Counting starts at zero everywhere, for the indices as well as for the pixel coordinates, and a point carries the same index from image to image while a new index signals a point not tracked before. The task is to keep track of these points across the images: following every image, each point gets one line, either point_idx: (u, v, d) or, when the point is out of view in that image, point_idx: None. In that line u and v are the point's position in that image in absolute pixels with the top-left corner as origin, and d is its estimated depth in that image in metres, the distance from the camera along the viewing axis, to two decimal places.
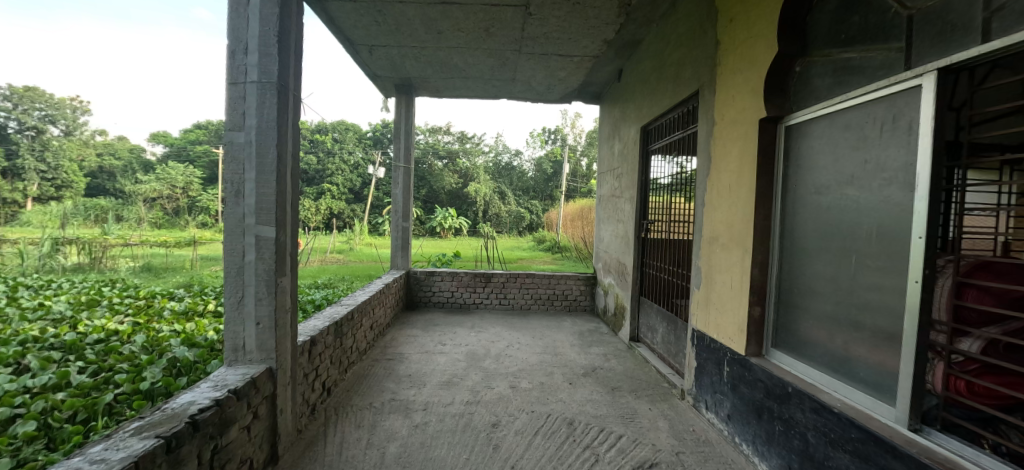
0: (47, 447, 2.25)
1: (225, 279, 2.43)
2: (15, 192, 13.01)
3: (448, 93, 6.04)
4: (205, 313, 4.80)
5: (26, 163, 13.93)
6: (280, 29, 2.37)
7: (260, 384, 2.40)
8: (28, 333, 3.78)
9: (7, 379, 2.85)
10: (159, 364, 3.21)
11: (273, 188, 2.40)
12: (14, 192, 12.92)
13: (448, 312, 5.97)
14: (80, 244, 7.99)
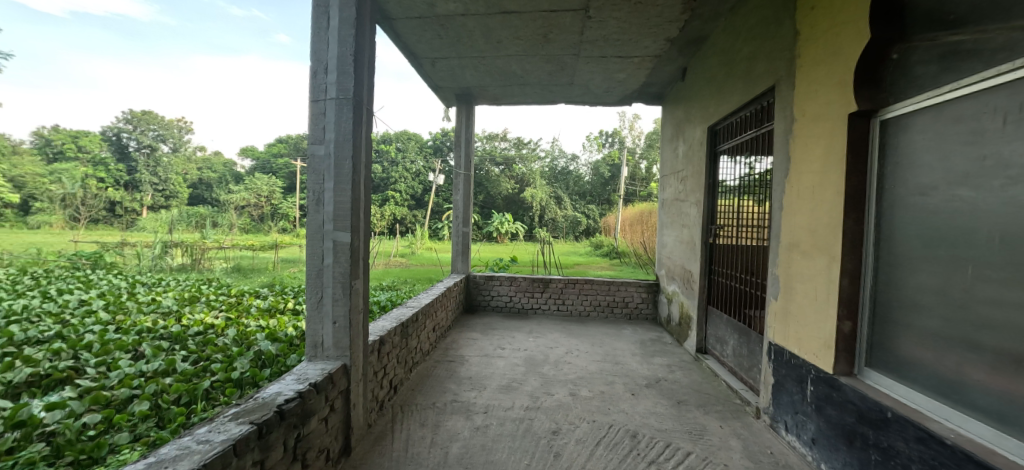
0: (158, 425, 2.52)
1: (307, 280, 2.59)
2: (133, 201, 14.88)
3: (507, 100, 6.10)
4: (286, 311, 5.18)
5: (141, 177, 15.85)
6: (357, 48, 2.51)
7: (336, 379, 2.54)
8: (143, 324, 4.28)
9: (126, 364, 3.25)
10: (247, 356, 3.51)
11: (349, 196, 2.53)
12: (131, 201, 14.72)
13: (506, 317, 6.00)
14: (184, 247, 8.96)
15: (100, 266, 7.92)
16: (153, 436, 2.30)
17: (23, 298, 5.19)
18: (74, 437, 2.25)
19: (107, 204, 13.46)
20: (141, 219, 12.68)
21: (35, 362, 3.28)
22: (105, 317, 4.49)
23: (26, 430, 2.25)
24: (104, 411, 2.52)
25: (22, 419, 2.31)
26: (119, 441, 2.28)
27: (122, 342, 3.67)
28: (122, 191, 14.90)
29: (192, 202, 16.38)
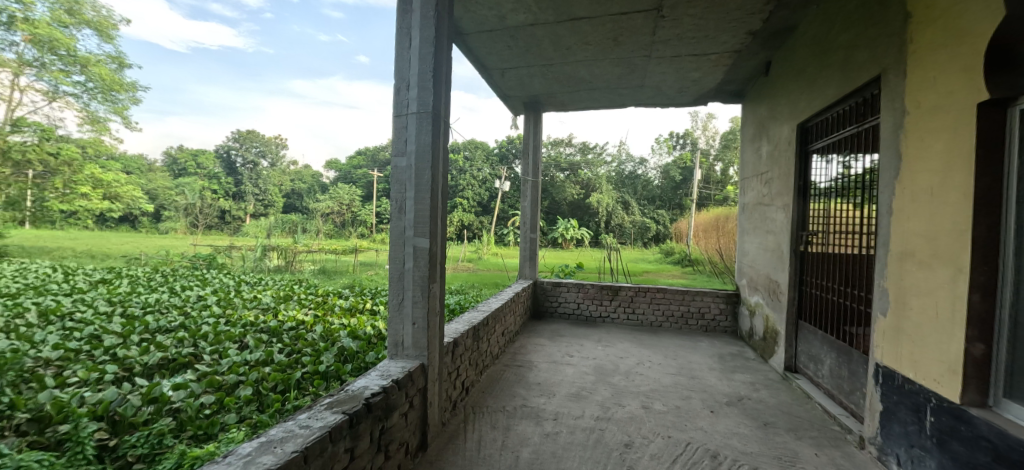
0: (258, 408, 2.93)
1: (389, 283, 2.71)
2: (239, 210, 16.64)
3: (575, 106, 6.03)
4: (366, 310, 5.49)
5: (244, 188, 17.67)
6: (436, 63, 2.60)
7: (415, 378, 2.63)
8: (247, 319, 4.77)
9: (234, 353, 3.77)
10: (332, 351, 3.81)
11: (428, 204, 2.62)
12: (236, 210, 16.47)
13: (574, 324, 5.90)
14: (279, 251, 9.86)
15: (212, 267, 8.94)
16: (255, 418, 2.70)
17: (155, 292, 6.01)
18: (193, 413, 2.70)
19: (217, 213, 15.18)
20: (243, 226, 14.13)
21: (163, 348, 3.83)
22: (217, 311, 5.06)
23: (158, 405, 2.74)
24: (216, 394, 2.99)
25: (155, 395, 2.83)
26: (227, 422, 2.68)
27: (231, 334, 4.20)
28: (229, 201, 16.71)
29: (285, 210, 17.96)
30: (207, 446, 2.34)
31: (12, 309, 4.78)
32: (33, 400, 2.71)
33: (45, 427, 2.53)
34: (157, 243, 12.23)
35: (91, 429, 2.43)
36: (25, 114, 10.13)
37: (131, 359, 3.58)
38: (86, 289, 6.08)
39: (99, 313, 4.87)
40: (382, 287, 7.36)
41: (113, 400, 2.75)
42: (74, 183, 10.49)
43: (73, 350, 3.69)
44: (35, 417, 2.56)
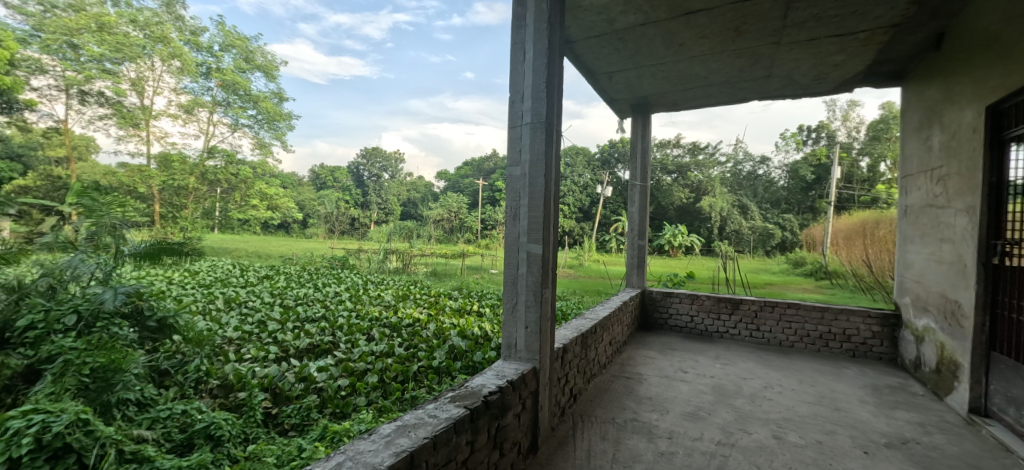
0: (383, 394, 3.50)
1: (503, 286, 2.73)
2: (367, 216, 18.43)
3: (687, 105, 5.62)
4: (474, 311, 5.67)
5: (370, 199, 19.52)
6: (550, 72, 2.56)
7: (528, 380, 2.60)
8: (373, 313, 5.28)
9: (362, 342, 4.32)
10: (445, 349, 4.11)
11: (541, 212, 2.58)
12: (363, 217, 18.26)
13: (687, 338, 5.47)
14: (398, 254, 10.72)
15: (344, 267, 9.99)
16: (380, 403, 3.29)
17: (303, 287, 6.91)
18: (332, 393, 3.42)
19: (348, 220, 17.01)
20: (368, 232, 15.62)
21: (310, 336, 4.51)
22: (350, 305, 5.65)
23: (306, 383, 3.55)
24: (349, 378, 3.67)
25: (305, 375, 3.65)
26: (358, 404, 3.31)
27: (361, 326, 4.72)
28: (357, 209, 18.57)
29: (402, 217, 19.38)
30: (345, 423, 2.98)
31: (206, 296, 5.90)
32: (221, 371, 3.75)
33: (230, 391, 3.57)
34: (303, 246, 14.05)
35: (259, 399, 3.29)
36: (216, 143, 12.42)
37: (287, 342, 4.38)
38: (254, 282, 7.21)
39: (264, 302, 5.76)
40: (490, 289, 7.58)
41: (275, 376, 3.65)
42: (247, 197, 12.60)
43: (249, 331, 4.63)
44: (223, 383, 3.64)
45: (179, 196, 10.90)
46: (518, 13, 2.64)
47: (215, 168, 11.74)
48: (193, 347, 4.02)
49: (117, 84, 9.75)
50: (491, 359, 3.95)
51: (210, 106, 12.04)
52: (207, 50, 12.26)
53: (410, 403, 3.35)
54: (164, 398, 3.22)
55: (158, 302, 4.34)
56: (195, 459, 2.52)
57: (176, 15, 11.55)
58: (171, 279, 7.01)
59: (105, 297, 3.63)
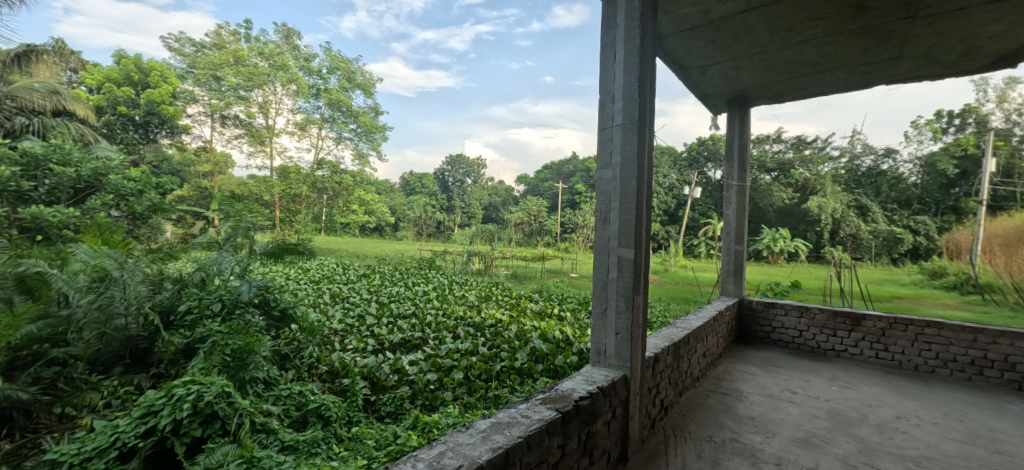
0: (468, 391, 3.59)
1: (593, 291, 2.62)
2: (452, 220, 19.13)
3: (793, 95, 5.07)
4: (554, 315, 5.57)
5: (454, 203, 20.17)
6: (643, 70, 2.41)
7: (618, 388, 2.46)
8: (459, 312, 5.40)
9: (448, 340, 4.43)
10: (526, 350, 4.09)
11: (633, 214, 2.43)
12: (447, 221, 18.95)
13: (795, 355, 4.92)
14: (480, 256, 10.98)
15: (431, 267, 10.45)
16: (465, 399, 3.40)
17: (396, 285, 7.31)
18: (423, 386, 3.58)
19: (435, 224, 17.77)
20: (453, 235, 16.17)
21: (402, 331, 4.74)
22: (437, 304, 5.84)
23: (400, 375, 3.73)
24: (438, 372, 3.79)
25: (399, 367, 3.84)
26: (446, 398, 3.44)
27: (447, 325, 4.85)
28: (442, 213, 19.30)
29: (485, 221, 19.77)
30: (434, 414, 3.10)
31: (316, 291, 6.49)
32: (329, 358, 4.12)
33: (336, 377, 3.91)
34: (394, 247, 14.93)
35: (361, 386, 3.60)
36: (325, 154, 13.61)
37: (383, 336, 4.64)
38: (354, 279, 7.78)
39: (362, 298, 6.18)
40: (571, 293, 7.46)
41: (374, 367, 3.90)
42: (349, 203, 13.62)
43: (351, 323, 4.99)
44: (330, 369, 4.02)
45: (295, 202, 12.31)
46: (607, 13, 2.53)
47: (323, 177, 12.98)
48: (307, 335, 4.45)
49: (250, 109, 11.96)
50: (573, 364, 3.83)
51: (319, 123, 13.25)
52: (317, 74, 13.47)
53: (493, 401, 3.40)
54: (284, 379, 3.76)
55: (280, 295, 4.90)
56: (303, 432, 3.05)
57: (292, 44, 12.91)
58: (286, 275, 7.83)
59: (241, 289, 4.36)
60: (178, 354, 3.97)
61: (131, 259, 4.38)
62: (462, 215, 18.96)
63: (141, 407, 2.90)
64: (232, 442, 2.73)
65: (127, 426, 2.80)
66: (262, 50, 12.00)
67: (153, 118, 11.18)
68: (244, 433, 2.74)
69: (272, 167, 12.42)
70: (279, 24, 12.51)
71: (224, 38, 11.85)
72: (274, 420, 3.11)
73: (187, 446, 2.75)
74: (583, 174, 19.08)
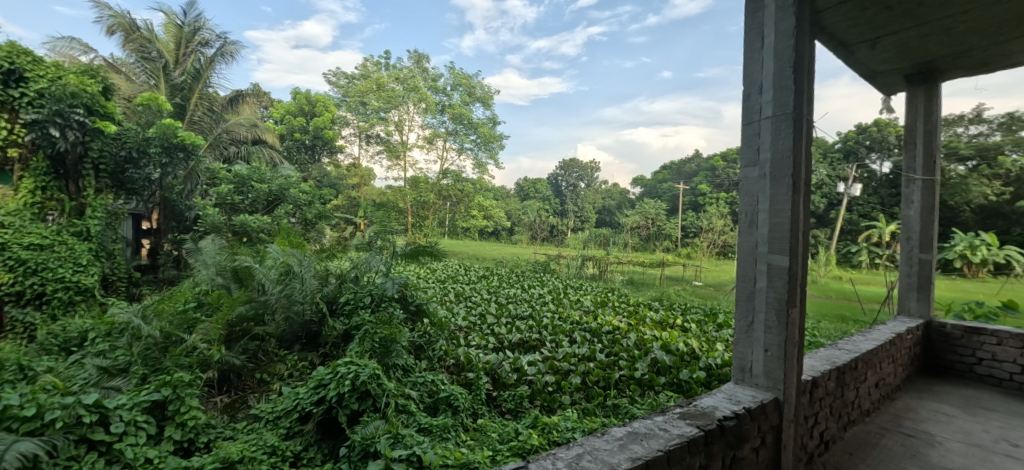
0: (586, 397, 3.56)
1: (737, 302, 2.38)
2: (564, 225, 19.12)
3: (1007, 61, 4.02)
4: (677, 325, 5.20)
5: (569, 207, 19.97)
6: (800, 52, 2.12)
7: (769, 412, 2.21)
8: (574, 317, 5.35)
9: (568, 344, 4.41)
10: (645, 360, 3.91)
11: (788, 217, 2.16)
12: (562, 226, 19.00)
13: (1010, 397, 3.90)
14: (594, 260, 10.85)
15: (545, 271, 10.60)
16: (584, 404, 3.39)
17: (512, 287, 7.55)
18: (541, 387, 3.66)
19: (549, 228, 17.86)
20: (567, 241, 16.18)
21: (520, 331, 4.87)
22: (553, 307, 5.86)
23: (518, 375, 3.84)
24: (555, 375, 3.82)
25: (518, 366, 3.95)
26: (564, 402, 3.48)
27: (564, 328, 4.83)
28: (557, 218, 19.41)
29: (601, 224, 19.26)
30: (553, 416, 3.14)
31: (442, 290, 7.02)
32: (456, 352, 4.43)
33: (462, 370, 4.18)
34: (510, 250, 15.43)
35: (484, 381, 3.81)
36: (448, 166, 14.77)
37: (502, 335, 4.82)
38: (474, 280, 8.27)
39: (483, 298, 6.52)
40: (696, 303, 6.92)
41: (496, 364, 4.07)
42: (470, 209, 14.45)
43: (474, 321, 5.29)
44: (456, 362, 4.30)
45: (424, 209, 13.51)
46: None
47: (447, 185, 14.00)
48: (437, 329, 4.81)
49: (388, 127, 13.77)
50: (700, 380, 3.53)
51: (444, 136, 14.31)
52: (442, 92, 14.53)
53: (612, 410, 3.32)
54: (419, 367, 4.11)
55: (416, 292, 5.42)
56: (437, 417, 3.32)
57: (422, 67, 14.14)
58: (417, 274, 8.60)
59: (386, 285, 4.98)
60: (340, 338, 4.60)
61: (306, 258, 5.26)
62: (576, 219, 18.78)
63: (316, 379, 3.46)
64: (381, 418, 3.08)
65: (305, 393, 3.37)
66: (398, 75, 13.46)
67: (318, 141, 13.26)
68: (391, 411, 3.09)
69: (405, 178, 14.09)
70: (411, 51, 13.84)
71: (369, 69, 13.94)
72: (412, 403, 3.42)
73: (346, 416, 3.18)
74: (707, 175, 13.52)
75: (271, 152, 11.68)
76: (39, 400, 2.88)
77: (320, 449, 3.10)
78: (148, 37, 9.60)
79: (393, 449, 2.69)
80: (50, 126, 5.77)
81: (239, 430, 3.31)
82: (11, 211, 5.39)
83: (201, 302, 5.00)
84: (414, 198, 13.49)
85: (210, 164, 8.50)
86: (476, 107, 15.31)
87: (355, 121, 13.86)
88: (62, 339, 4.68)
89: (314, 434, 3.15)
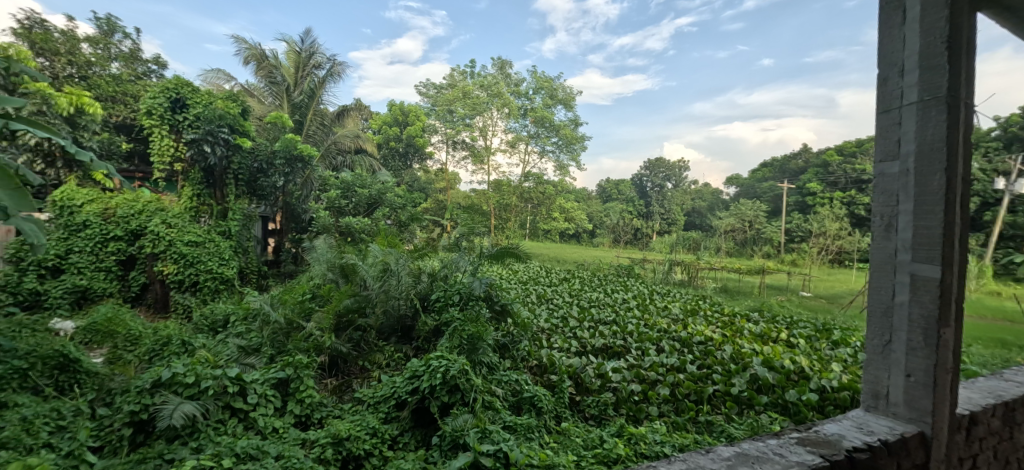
0: (675, 410, 3.43)
1: (870, 316, 2.14)
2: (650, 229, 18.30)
3: None
4: (783, 340, 4.74)
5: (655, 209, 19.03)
6: (955, 27, 1.85)
7: (912, 448, 1.94)
8: (662, 324, 5.10)
9: (656, 352, 4.23)
10: (743, 375, 3.63)
11: (938, 219, 1.89)
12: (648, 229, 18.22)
13: None
14: (682, 265, 10.79)
15: (630, 275, 10.25)
16: (672, 418, 3.25)
17: (595, 291, 7.40)
18: (626, 395, 3.59)
19: (633, 231, 17.59)
20: (655, 246, 15.48)
21: (603, 336, 4.77)
22: (638, 314, 5.64)
23: (603, 381, 3.80)
24: (641, 384, 3.71)
25: (603, 372, 3.91)
26: (651, 413, 3.38)
27: (650, 336, 4.63)
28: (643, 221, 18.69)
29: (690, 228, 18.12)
30: (640, 427, 3.06)
31: (524, 291, 7.09)
32: (539, 353, 4.47)
33: (545, 371, 4.22)
34: (592, 253, 15.12)
35: (567, 384, 3.81)
36: (530, 169, 14.89)
37: (585, 338, 4.76)
38: (556, 283, 8.25)
39: (565, 301, 6.49)
40: (805, 316, 6.26)
41: (579, 368, 4.04)
42: (551, 211, 14.41)
43: (556, 323, 5.29)
44: (540, 363, 4.36)
45: (506, 211, 13.74)
46: None
47: (529, 188, 14.12)
48: (520, 330, 4.88)
49: (473, 133, 14.33)
50: (810, 403, 3.19)
51: (526, 140, 14.41)
52: (525, 95, 14.62)
53: (704, 426, 3.15)
54: (503, 365, 4.22)
55: (501, 292, 5.54)
56: (522, 416, 3.38)
57: (505, 73, 14.48)
58: (500, 276, 8.78)
59: (475, 284, 5.15)
60: (432, 333, 4.87)
61: (402, 258, 5.64)
62: (662, 222, 17.84)
63: (411, 370, 3.70)
64: (470, 412, 3.22)
65: (401, 383, 3.62)
66: (483, 82, 14.02)
67: (410, 148, 14.24)
68: (478, 406, 3.21)
69: (489, 181, 14.47)
70: (495, 57, 14.24)
71: (456, 78, 14.63)
72: (497, 400, 3.51)
73: (438, 407, 3.36)
74: (818, 172, 9.29)
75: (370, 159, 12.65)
76: (198, 370, 3.40)
77: (414, 436, 3.32)
78: (275, 64, 11.13)
79: (481, 443, 2.78)
80: (204, 144, 6.83)
81: (345, 410, 3.65)
82: (176, 214, 6.42)
83: (316, 294, 5.56)
84: (496, 200, 13.81)
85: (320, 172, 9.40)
86: (558, 109, 15.16)
87: (443, 129, 14.70)
88: (210, 321, 5.49)
89: (408, 421, 3.39)
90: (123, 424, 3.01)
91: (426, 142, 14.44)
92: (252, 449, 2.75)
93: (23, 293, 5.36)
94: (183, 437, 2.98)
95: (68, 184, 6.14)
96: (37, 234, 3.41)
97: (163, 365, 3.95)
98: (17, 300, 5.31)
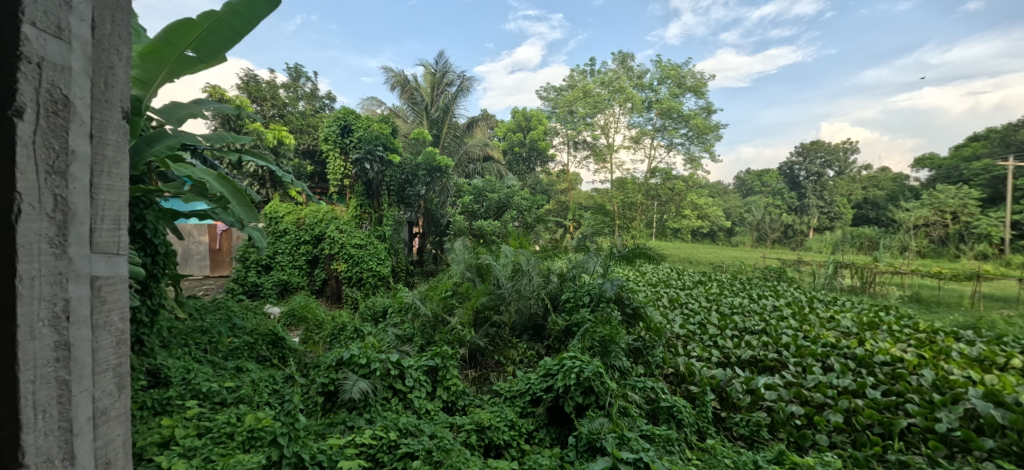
0: (852, 442, 3.10)
1: None
2: (801, 225, 16.17)
3: None
4: (1013, 370, 3.76)
5: (809, 200, 16.69)
6: None
7: None
8: (827, 338, 4.43)
9: (824, 372, 3.69)
10: (953, 409, 3.01)
11: None
12: (799, 225, 16.12)
13: None
14: (854, 269, 8.84)
15: (781, 279, 9.16)
16: (849, 452, 2.99)
17: (737, 296, 6.77)
18: (785, 418, 3.33)
19: (783, 228, 15.88)
20: (813, 246, 13.63)
21: (751, 347, 4.37)
22: (795, 325, 5.02)
23: (753, 399, 3.56)
24: (804, 406, 3.39)
25: (752, 388, 3.63)
26: (819, 442, 3.12)
27: (811, 350, 4.06)
28: (793, 216, 16.62)
29: (858, 222, 15.46)
30: (805, 457, 2.82)
31: (656, 294, 6.83)
32: (675, 361, 4.29)
33: (683, 381, 4.06)
34: (730, 254, 13.89)
35: (711, 397, 3.66)
36: (658, 165, 14.30)
37: (729, 348, 4.44)
38: (690, 286, 7.77)
39: (702, 306, 6.09)
40: None
41: (723, 380, 3.83)
42: (681, 208, 13.60)
43: (693, 329, 5.02)
44: (676, 371, 4.19)
45: (631, 210, 13.35)
46: None
47: (656, 185, 13.53)
48: (653, 335, 4.71)
49: (595, 132, 14.26)
50: None
51: (651, 134, 13.88)
52: (649, 88, 14.02)
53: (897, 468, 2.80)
54: (637, 370, 4.17)
55: (631, 295, 5.41)
56: (659, 426, 3.29)
57: (627, 67, 14.14)
58: (628, 277, 8.59)
59: (605, 286, 5.08)
60: (562, 333, 5.00)
61: (532, 258, 5.92)
62: (822, 216, 16.26)
63: (544, 368, 3.85)
64: (605, 416, 3.27)
65: (536, 379, 3.79)
66: (604, 79, 13.83)
67: (533, 152, 14.75)
68: (614, 411, 3.24)
69: (613, 180, 14.24)
70: (615, 53, 14.01)
71: (578, 79, 14.76)
72: (633, 407, 3.48)
73: (573, 407, 3.47)
74: None
75: (499, 165, 13.33)
76: (367, 353, 3.92)
77: (548, 433, 3.48)
78: (415, 87, 12.53)
79: (620, 449, 2.77)
80: (365, 162, 7.93)
81: (485, 401, 3.97)
82: (345, 222, 7.53)
83: (456, 291, 6.02)
84: (621, 199, 13.28)
85: (456, 180, 10.18)
86: (687, 98, 14.24)
87: (565, 130, 14.99)
88: (373, 311, 6.36)
89: (544, 418, 3.54)
90: (316, 392, 3.69)
91: (549, 144, 14.87)
92: (411, 426, 3.13)
93: (246, 284, 7.06)
94: (360, 408, 3.54)
95: (274, 201, 7.65)
96: (260, 239, 4.37)
97: (342, 347, 4.75)
98: (242, 289, 7.04)
